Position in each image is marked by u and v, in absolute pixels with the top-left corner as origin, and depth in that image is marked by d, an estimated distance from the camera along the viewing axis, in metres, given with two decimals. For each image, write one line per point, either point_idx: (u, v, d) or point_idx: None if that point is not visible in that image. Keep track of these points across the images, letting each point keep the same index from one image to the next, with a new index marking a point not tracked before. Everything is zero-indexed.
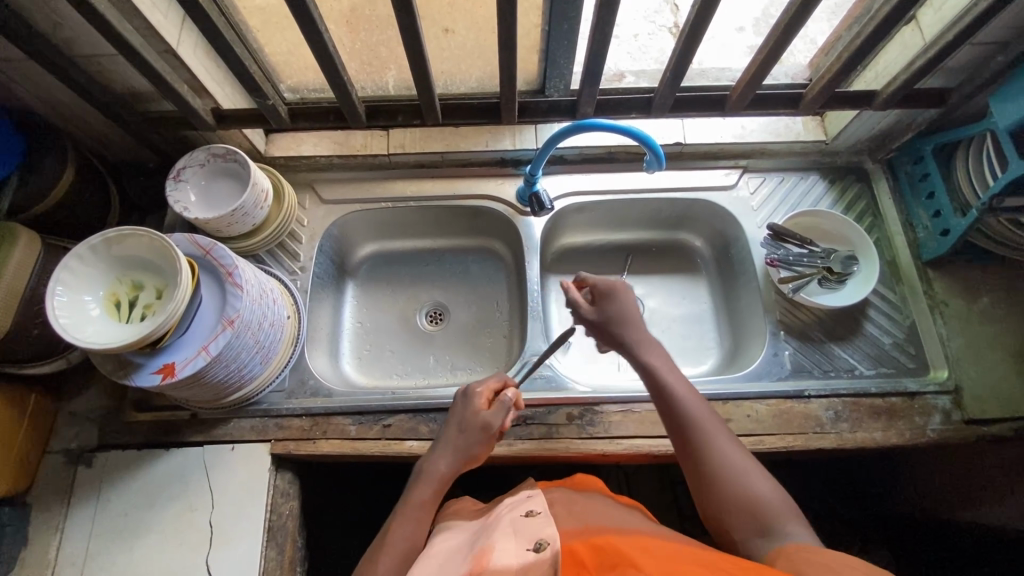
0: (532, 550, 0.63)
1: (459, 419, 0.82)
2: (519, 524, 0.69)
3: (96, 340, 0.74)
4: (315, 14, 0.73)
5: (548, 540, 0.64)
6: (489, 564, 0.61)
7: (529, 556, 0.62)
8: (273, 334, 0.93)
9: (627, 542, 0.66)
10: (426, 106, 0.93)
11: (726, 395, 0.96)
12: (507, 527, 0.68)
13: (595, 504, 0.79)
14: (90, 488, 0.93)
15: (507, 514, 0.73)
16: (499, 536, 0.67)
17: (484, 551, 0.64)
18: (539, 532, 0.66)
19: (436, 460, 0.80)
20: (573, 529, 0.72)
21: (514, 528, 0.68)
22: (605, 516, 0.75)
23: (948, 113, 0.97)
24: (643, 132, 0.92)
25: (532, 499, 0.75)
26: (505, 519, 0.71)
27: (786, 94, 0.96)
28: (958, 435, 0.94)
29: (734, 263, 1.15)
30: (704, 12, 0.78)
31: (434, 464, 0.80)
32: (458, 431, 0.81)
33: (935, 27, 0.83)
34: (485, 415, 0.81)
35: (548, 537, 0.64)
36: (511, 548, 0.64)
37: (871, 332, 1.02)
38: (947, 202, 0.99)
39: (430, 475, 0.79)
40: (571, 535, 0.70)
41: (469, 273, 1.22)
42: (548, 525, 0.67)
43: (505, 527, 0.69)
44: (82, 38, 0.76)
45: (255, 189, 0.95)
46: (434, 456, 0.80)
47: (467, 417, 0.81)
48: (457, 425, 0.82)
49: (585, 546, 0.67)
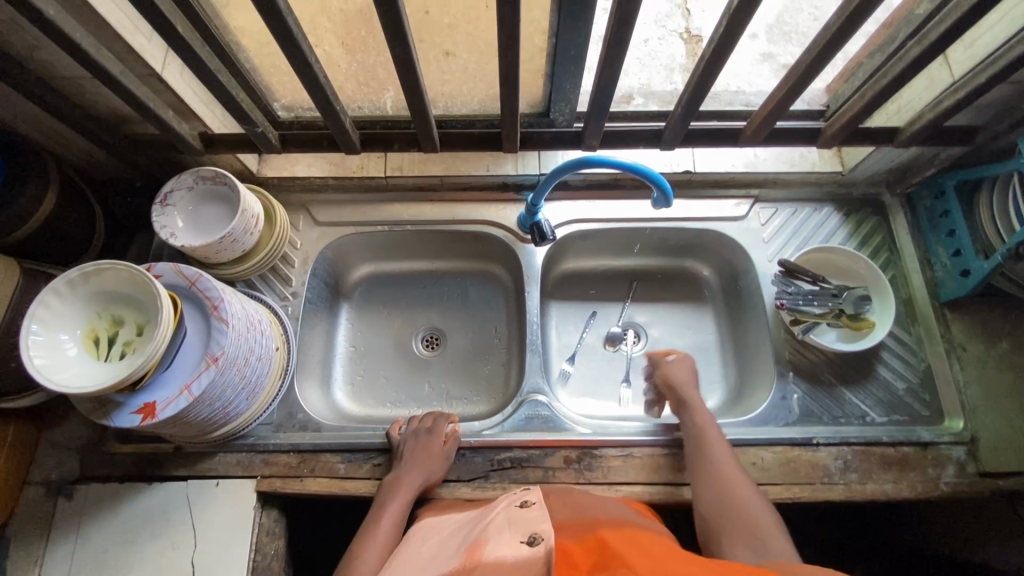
0: (526, 543, 0.60)
1: (424, 450, 0.88)
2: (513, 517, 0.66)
3: (73, 383, 0.71)
4: (303, 44, 0.68)
5: (542, 534, 0.61)
6: (481, 556, 0.59)
7: (523, 549, 0.59)
8: (260, 369, 0.89)
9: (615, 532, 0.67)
10: (424, 134, 0.89)
11: (731, 441, 0.92)
12: (502, 521, 0.66)
13: (589, 498, 0.81)
14: (70, 523, 0.90)
15: (503, 507, 0.71)
16: (494, 529, 0.66)
17: (479, 543, 0.63)
18: (534, 526, 0.63)
19: (401, 484, 0.85)
20: (566, 523, 0.73)
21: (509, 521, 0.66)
22: (597, 509, 0.76)
23: (973, 150, 0.92)
24: (650, 169, 0.88)
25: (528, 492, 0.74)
26: (502, 512, 0.70)
27: (803, 127, 0.91)
28: (973, 489, 0.90)
29: (742, 295, 1.11)
30: (721, 52, 0.73)
31: (403, 486, 0.85)
32: (412, 458, 0.87)
33: (966, 64, 0.78)
34: (444, 448, 0.90)
35: (542, 531, 0.61)
36: (505, 540, 0.61)
37: (884, 376, 0.98)
38: (968, 242, 0.95)
39: (400, 495, 0.84)
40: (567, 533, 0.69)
41: (467, 297, 1.18)
42: (544, 519, 0.64)
43: (499, 524, 0.66)
44: (60, 62, 0.72)
45: (245, 215, 0.92)
46: (402, 478, 0.85)
47: (427, 447, 0.88)
48: (410, 454, 0.88)
49: (580, 544, 0.65)
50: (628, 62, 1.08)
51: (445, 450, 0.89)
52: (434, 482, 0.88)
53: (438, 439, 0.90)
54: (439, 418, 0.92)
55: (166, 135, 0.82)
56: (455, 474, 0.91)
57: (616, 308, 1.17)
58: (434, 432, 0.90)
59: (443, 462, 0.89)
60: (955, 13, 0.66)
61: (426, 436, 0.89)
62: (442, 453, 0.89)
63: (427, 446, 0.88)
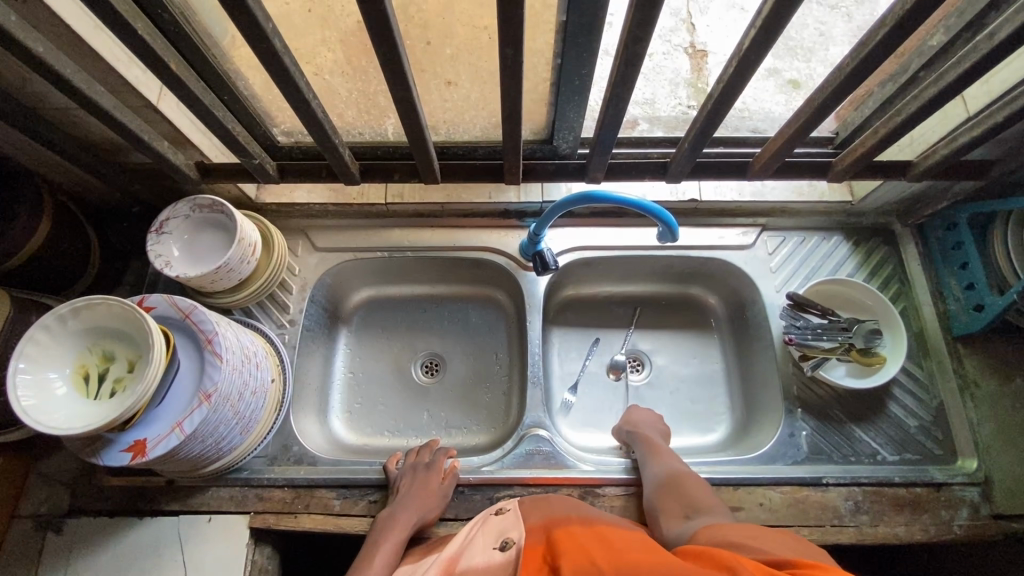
0: (497, 548, 0.67)
1: (425, 486, 0.85)
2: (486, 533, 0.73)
3: (61, 424, 0.69)
4: (301, 81, 0.67)
5: (512, 539, 0.68)
6: (457, 566, 0.66)
7: (494, 554, 0.66)
8: (255, 402, 0.87)
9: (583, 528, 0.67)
10: (424, 164, 0.87)
11: (738, 480, 0.90)
12: (476, 534, 0.73)
13: (560, 500, 0.81)
14: (58, 559, 0.87)
15: (476, 519, 0.78)
16: (468, 540, 0.73)
17: (455, 555, 0.69)
18: (505, 531, 0.71)
19: (398, 522, 0.82)
20: (537, 520, 0.73)
21: (481, 534, 0.73)
22: (568, 508, 0.76)
23: (987, 184, 0.90)
24: (655, 205, 0.86)
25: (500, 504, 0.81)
26: (474, 525, 0.76)
27: (811, 160, 0.89)
28: (988, 533, 0.87)
29: (748, 325, 1.08)
30: (729, 91, 0.71)
31: (399, 523, 0.82)
32: (409, 489, 0.85)
33: (981, 100, 0.76)
34: (444, 486, 0.88)
35: (513, 536, 0.68)
36: (478, 549, 0.69)
37: (895, 413, 0.95)
38: (981, 276, 0.92)
39: (394, 532, 0.81)
40: (535, 528, 0.71)
41: (468, 323, 1.16)
42: (515, 528, 0.70)
43: (473, 538, 0.73)
44: (53, 94, 0.71)
45: (242, 244, 0.90)
46: (398, 515, 0.82)
47: (428, 481, 0.86)
48: (408, 486, 0.86)
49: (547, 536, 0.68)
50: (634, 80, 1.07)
51: (445, 488, 0.88)
52: (429, 521, 0.85)
53: (438, 476, 0.88)
54: (440, 456, 0.91)
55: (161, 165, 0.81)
56: (453, 512, 0.89)
57: (619, 335, 1.15)
58: (435, 469, 0.89)
59: (440, 501, 0.87)
60: (973, 56, 0.64)
61: (426, 472, 0.87)
62: (441, 490, 0.87)
63: (427, 481, 0.86)
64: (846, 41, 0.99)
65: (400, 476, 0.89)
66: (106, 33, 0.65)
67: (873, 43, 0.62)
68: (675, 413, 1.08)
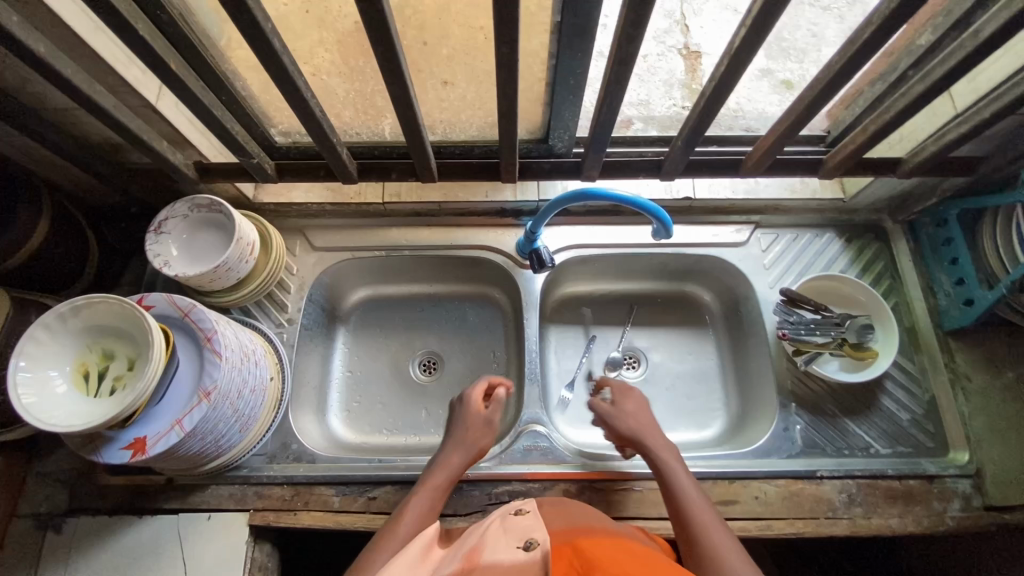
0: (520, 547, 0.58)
1: (470, 419, 0.88)
2: (508, 525, 0.64)
3: (62, 423, 0.69)
4: (299, 80, 0.68)
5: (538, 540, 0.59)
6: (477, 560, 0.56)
7: (519, 553, 0.57)
8: (254, 400, 0.88)
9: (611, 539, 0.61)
10: (421, 163, 0.88)
11: (733, 474, 0.91)
12: (499, 528, 0.63)
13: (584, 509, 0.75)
14: (58, 558, 0.88)
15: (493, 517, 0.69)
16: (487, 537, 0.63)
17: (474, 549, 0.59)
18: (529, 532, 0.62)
19: (448, 456, 0.85)
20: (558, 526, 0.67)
21: (506, 529, 0.63)
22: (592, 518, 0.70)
23: (976, 181, 0.91)
24: (650, 202, 0.87)
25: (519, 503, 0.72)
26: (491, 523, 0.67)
27: (804, 157, 0.90)
28: (980, 524, 0.89)
29: (743, 322, 1.09)
30: (722, 88, 0.72)
31: (448, 459, 0.85)
32: (461, 425, 0.88)
33: (969, 98, 0.78)
34: (487, 414, 0.90)
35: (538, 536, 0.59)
36: (501, 545, 0.59)
37: (888, 407, 0.96)
38: (971, 271, 0.94)
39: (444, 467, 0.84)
40: (556, 534, 0.64)
41: (466, 321, 1.17)
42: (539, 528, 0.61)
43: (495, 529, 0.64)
44: (53, 94, 0.72)
45: (240, 243, 0.90)
46: (449, 451, 0.86)
47: (473, 415, 0.89)
48: (459, 422, 0.89)
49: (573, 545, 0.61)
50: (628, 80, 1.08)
51: (484, 416, 0.88)
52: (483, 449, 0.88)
53: (478, 409, 0.90)
54: (471, 387, 0.91)
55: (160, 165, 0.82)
56: (452, 508, 0.90)
57: (616, 332, 1.16)
58: (472, 403, 0.90)
59: (488, 429, 0.88)
60: (959, 53, 0.66)
61: (464, 408, 0.90)
62: (482, 419, 0.88)
63: (468, 418, 0.89)
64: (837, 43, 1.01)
65: (454, 413, 0.92)
66: (107, 33, 0.66)
67: (860, 41, 0.63)
68: (671, 410, 1.08)
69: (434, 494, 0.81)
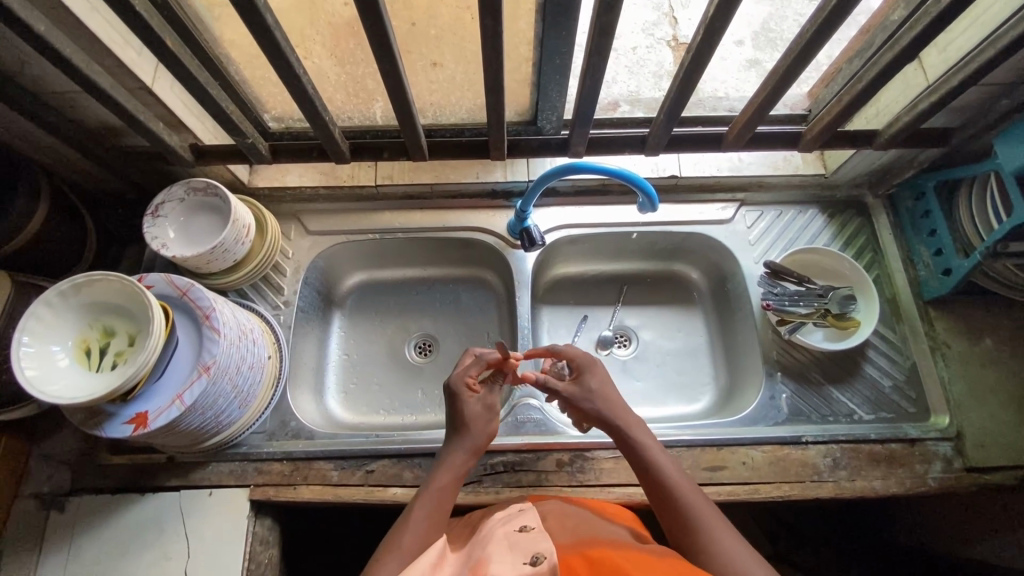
0: (529, 562, 0.58)
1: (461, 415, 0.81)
2: (513, 537, 0.64)
3: (64, 395, 0.71)
4: (291, 57, 0.70)
5: (544, 554, 0.59)
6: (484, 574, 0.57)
7: (526, 569, 0.57)
8: (253, 377, 0.90)
9: (627, 558, 0.62)
10: (412, 142, 0.91)
11: (721, 441, 0.93)
12: (502, 541, 0.63)
13: (591, 520, 0.75)
14: (62, 535, 0.89)
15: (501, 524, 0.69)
16: (494, 548, 0.63)
17: (481, 562, 0.60)
18: (536, 545, 0.62)
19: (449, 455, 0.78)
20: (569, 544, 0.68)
21: (511, 541, 0.63)
22: (601, 532, 0.71)
23: (951, 152, 0.94)
24: (635, 174, 0.89)
25: (524, 513, 0.71)
26: (499, 531, 0.67)
27: (784, 132, 0.93)
28: (961, 484, 0.91)
29: (730, 298, 1.12)
30: (700, 59, 0.75)
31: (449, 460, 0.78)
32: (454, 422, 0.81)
33: (940, 68, 0.81)
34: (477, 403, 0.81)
35: (545, 550, 0.59)
36: (507, 559, 0.59)
37: (870, 374, 0.99)
38: (948, 241, 0.97)
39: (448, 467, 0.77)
40: (565, 549, 0.66)
41: (459, 303, 1.19)
42: (546, 539, 0.62)
43: (499, 540, 0.64)
44: (52, 77, 0.74)
45: (236, 225, 0.92)
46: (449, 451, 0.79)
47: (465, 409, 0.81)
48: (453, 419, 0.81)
49: (582, 560, 0.63)
50: (617, 72, 1.10)
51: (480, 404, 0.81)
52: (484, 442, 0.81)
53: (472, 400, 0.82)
54: (458, 373, 0.82)
55: (157, 147, 0.84)
56: None
57: (607, 312, 1.18)
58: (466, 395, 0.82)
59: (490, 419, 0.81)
60: (924, 21, 0.68)
61: (458, 398, 0.81)
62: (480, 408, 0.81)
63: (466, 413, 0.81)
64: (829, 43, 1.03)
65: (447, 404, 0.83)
66: (104, 15, 0.68)
67: (829, 10, 0.66)
68: (662, 385, 1.11)
69: (438, 497, 0.74)
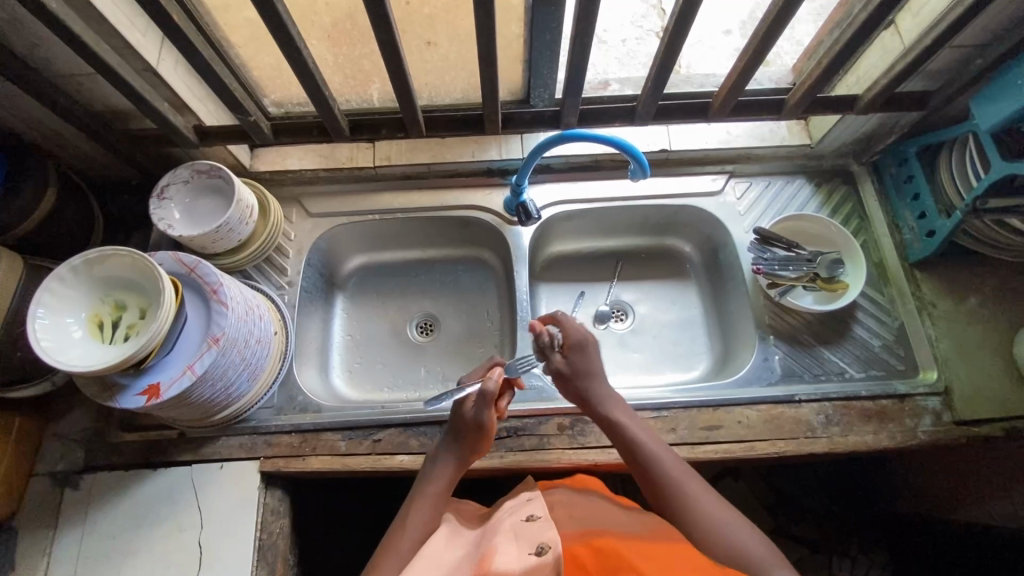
0: (534, 554, 0.62)
1: (451, 430, 0.83)
2: (520, 529, 0.67)
3: (79, 363, 0.74)
4: (292, 32, 0.74)
5: (549, 544, 0.63)
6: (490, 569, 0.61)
7: (531, 560, 0.61)
8: (260, 351, 0.92)
9: (631, 550, 0.65)
10: (409, 119, 0.94)
11: (716, 402, 0.96)
12: (508, 533, 0.67)
13: (594, 506, 0.77)
14: (77, 511, 0.91)
15: (507, 516, 0.72)
16: (500, 541, 0.67)
17: (486, 557, 0.64)
18: (540, 535, 0.65)
19: (439, 462, 0.82)
20: (573, 534, 0.71)
21: (516, 533, 0.67)
22: (607, 520, 0.73)
23: (929, 116, 0.98)
24: (626, 142, 0.92)
25: (530, 502, 0.73)
26: (506, 524, 0.70)
27: (768, 100, 0.98)
28: (951, 436, 0.94)
29: (722, 268, 1.15)
30: (682, 25, 0.78)
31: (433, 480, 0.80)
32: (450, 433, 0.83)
33: (913, 31, 0.85)
34: (472, 413, 0.82)
35: (550, 540, 0.63)
36: (513, 553, 0.63)
37: (860, 334, 1.02)
38: (931, 204, 1.00)
39: (437, 474, 0.81)
40: (571, 538, 0.70)
41: (458, 283, 1.21)
42: (550, 529, 0.65)
43: (505, 532, 0.68)
44: (62, 58, 0.77)
45: (240, 205, 0.95)
46: (442, 453, 0.82)
47: (459, 417, 0.83)
48: (449, 430, 0.84)
49: (587, 549, 0.67)
50: (607, 61, 1.10)
51: (466, 411, 0.82)
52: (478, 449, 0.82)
53: (467, 405, 0.83)
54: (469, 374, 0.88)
55: (162, 128, 0.87)
56: None
57: (603, 287, 1.21)
58: (464, 398, 0.84)
59: (479, 428, 0.81)
60: None
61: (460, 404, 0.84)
62: (466, 416, 0.82)
63: (461, 416, 0.83)
64: (812, 19, 1.02)
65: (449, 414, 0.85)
66: None
67: None
68: (659, 355, 1.14)
69: (434, 502, 0.78)
